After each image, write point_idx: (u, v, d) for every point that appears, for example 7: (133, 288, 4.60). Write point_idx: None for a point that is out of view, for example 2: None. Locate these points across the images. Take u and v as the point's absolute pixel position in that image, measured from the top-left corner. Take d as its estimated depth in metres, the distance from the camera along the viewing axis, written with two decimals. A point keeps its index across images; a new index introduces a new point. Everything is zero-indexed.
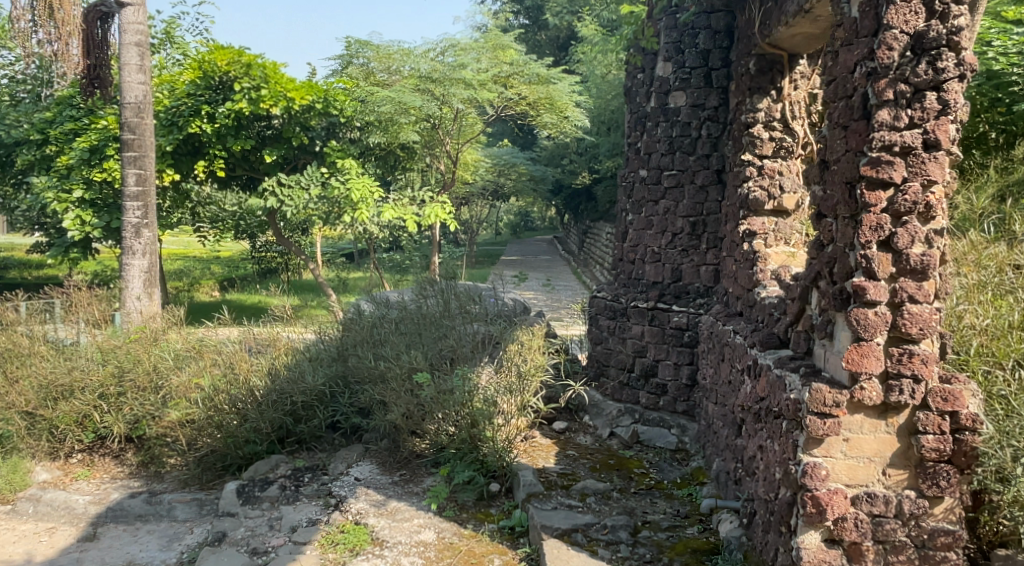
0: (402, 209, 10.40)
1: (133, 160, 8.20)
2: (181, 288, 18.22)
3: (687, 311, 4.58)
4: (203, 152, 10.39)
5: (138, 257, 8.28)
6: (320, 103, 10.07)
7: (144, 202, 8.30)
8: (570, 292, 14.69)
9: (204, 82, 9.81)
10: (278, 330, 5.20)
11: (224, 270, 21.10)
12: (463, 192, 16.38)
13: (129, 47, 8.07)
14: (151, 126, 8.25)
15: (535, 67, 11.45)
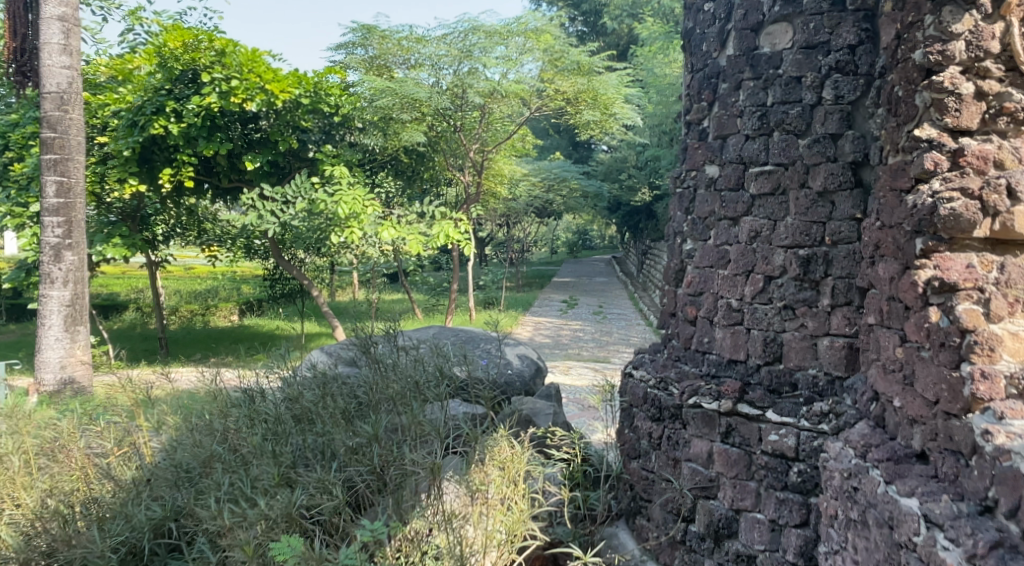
0: (407, 228, 8.89)
1: (53, 164, 6.53)
2: (197, 308, 16.70)
3: (797, 423, 2.46)
4: (172, 158, 8.91)
5: (58, 289, 6.66)
6: (307, 97, 8.57)
7: (67, 217, 6.63)
8: (621, 320, 12.58)
9: (160, 68, 8.36)
10: (89, 433, 3.25)
11: (253, 291, 19.55)
12: (503, 209, 14.36)
13: (49, 22, 6.37)
14: (78, 121, 6.58)
15: (575, 55, 9.38)
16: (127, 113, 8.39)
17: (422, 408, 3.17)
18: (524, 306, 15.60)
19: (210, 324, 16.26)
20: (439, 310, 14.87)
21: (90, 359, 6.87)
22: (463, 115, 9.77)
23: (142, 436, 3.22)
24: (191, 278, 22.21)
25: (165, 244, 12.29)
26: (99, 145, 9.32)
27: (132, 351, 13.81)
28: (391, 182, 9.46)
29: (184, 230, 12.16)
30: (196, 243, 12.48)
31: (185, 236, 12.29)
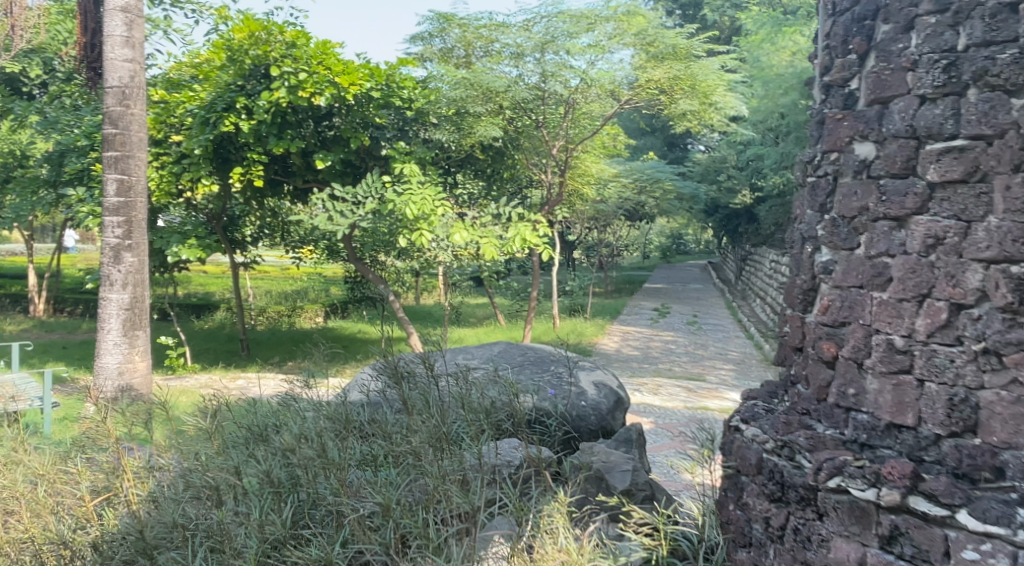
0: (482, 231, 8.56)
1: (114, 159, 6.15)
2: (282, 310, 16.61)
3: (1009, 536, 1.84)
4: (242, 154, 8.78)
5: (117, 292, 6.27)
6: (378, 91, 8.26)
7: (127, 216, 6.23)
8: (718, 332, 11.57)
9: (229, 63, 8.27)
10: (110, 479, 3.42)
11: (340, 293, 19.41)
12: (590, 211, 13.50)
13: (114, 12, 5.98)
14: (140, 116, 6.18)
15: (671, 37, 8.47)
16: (200, 110, 8.30)
17: (451, 460, 2.82)
18: (612, 313, 14.79)
19: (295, 325, 16.12)
20: (522, 317, 14.22)
21: (149, 366, 6.51)
22: (547, 109, 9.12)
23: (127, 485, 3.34)
24: (283, 278, 22.39)
25: (252, 245, 12.20)
26: (177, 144, 8.98)
27: (213, 353, 13.71)
28: (472, 183, 9.16)
29: (270, 233, 12.10)
30: (282, 246, 12.34)
31: (271, 237, 12.18)
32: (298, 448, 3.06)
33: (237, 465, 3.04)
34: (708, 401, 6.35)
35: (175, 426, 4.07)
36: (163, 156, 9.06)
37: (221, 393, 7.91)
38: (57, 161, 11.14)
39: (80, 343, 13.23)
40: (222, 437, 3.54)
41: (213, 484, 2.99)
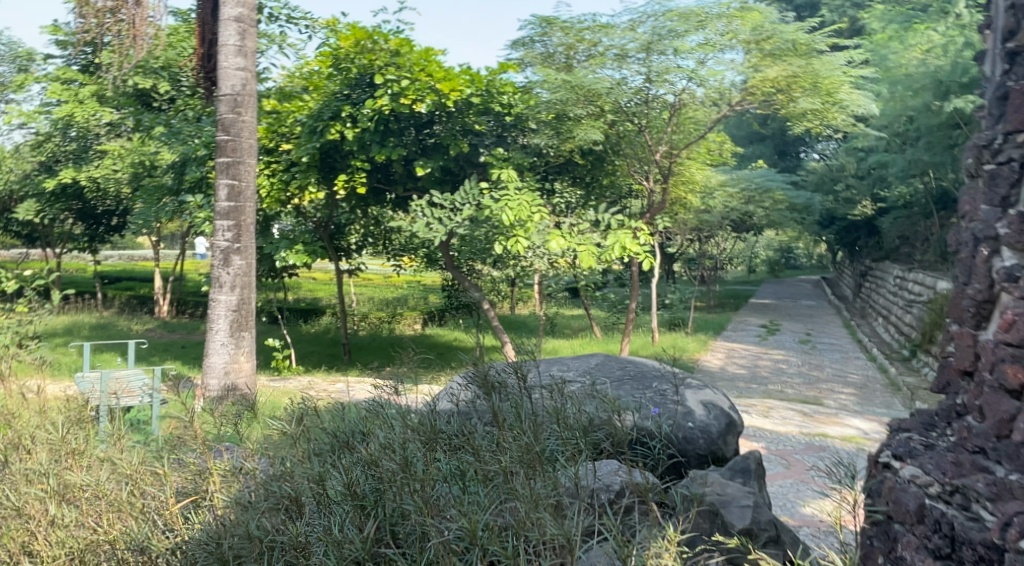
0: (579, 238, 8.38)
1: (227, 166, 7.03)
2: (384, 315, 16.81)
3: None
4: (348, 162, 9.35)
5: (226, 293, 7.17)
6: (478, 96, 8.68)
7: (236, 220, 7.09)
8: (834, 352, 10.87)
9: (336, 71, 8.76)
10: (195, 480, 3.27)
11: (438, 301, 19.50)
12: (693, 222, 12.78)
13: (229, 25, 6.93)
14: (249, 124, 7.02)
15: (790, 32, 7.98)
16: (309, 120, 8.91)
17: (545, 482, 2.53)
18: (716, 328, 14.21)
19: (394, 331, 16.26)
20: (621, 330, 13.87)
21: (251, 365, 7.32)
22: (650, 113, 8.74)
23: (212, 488, 3.17)
24: (385, 285, 22.73)
25: (358, 254, 12.26)
26: (287, 153, 9.61)
27: (317, 355, 13.98)
28: (569, 190, 9.25)
29: (374, 241, 12.13)
30: (387, 253, 12.38)
31: (376, 245, 12.21)
32: (384, 458, 2.86)
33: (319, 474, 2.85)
34: (829, 428, 5.85)
35: (266, 429, 3.90)
36: (275, 165, 9.79)
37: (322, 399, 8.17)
38: (182, 172, 12.09)
39: (197, 343, 13.77)
40: (307, 442, 3.35)
41: (292, 493, 2.81)
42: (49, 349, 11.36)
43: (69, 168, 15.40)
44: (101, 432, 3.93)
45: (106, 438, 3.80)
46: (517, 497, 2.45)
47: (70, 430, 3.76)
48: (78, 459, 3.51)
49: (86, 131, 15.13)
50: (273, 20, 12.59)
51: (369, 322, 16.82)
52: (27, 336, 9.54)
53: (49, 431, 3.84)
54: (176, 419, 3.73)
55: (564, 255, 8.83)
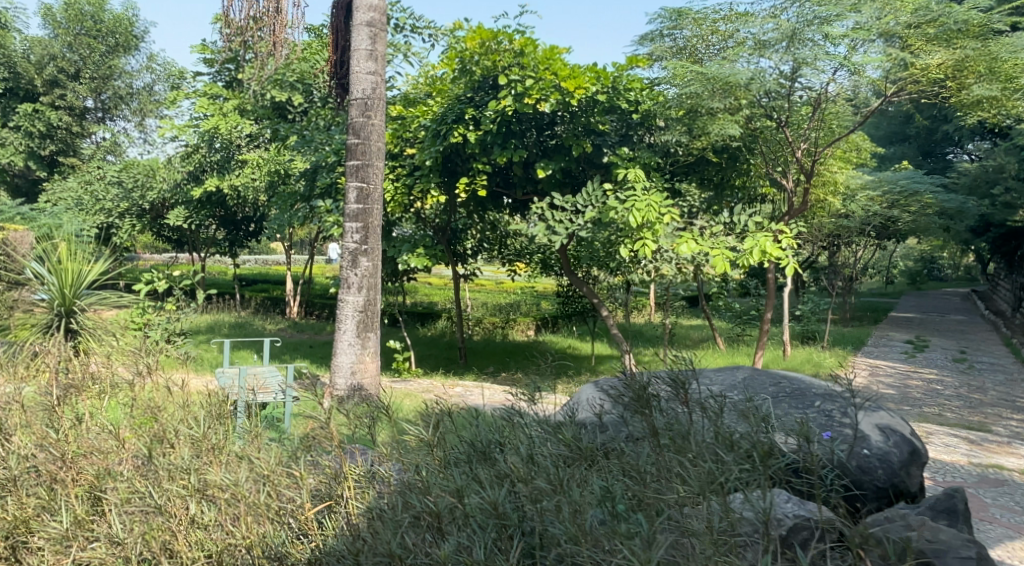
0: (712, 241, 7.94)
1: (356, 170, 7.33)
2: (498, 320, 16.74)
3: None
4: (468, 167, 9.84)
5: (354, 294, 7.48)
6: (604, 93, 9.09)
7: (364, 222, 7.43)
8: (995, 372, 9.93)
9: (462, 72, 9.33)
10: (332, 484, 3.12)
11: (553, 307, 19.33)
12: (829, 229, 12.28)
13: (360, 29, 7.22)
14: (377, 127, 7.20)
15: (961, 12, 7.30)
16: (431, 124, 9.48)
17: (721, 514, 2.27)
18: (854, 343, 13.33)
19: (509, 337, 16.21)
20: (747, 341, 13.24)
21: (376, 366, 7.62)
22: (791, 108, 8.45)
23: (348, 494, 3.01)
24: (499, 291, 22.78)
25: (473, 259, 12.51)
26: (410, 157, 10.26)
27: (436, 358, 14.08)
28: (695, 192, 8.77)
29: (489, 246, 12.32)
30: (502, 260, 12.50)
31: (491, 251, 12.36)
32: (533, 473, 2.64)
33: (460, 486, 2.64)
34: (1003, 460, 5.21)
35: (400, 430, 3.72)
36: (399, 169, 10.37)
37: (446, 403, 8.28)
38: (312, 178, 12.43)
39: (325, 343, 14.15)
40: (444, 452, 3.14)
41: (433, 505, 2.61)
42: (192, 344, 11.92)
43: (212, 176, 16.23)
44: (239, 429, 3.90)
45: (243, 434, 3.76)
46: (693, 530, 2.20)
47: (208, 426, 3.74)
48: (215, 455, 3.46)
49: (228, 142, 15.95)
50: (399, 29, 12.83)
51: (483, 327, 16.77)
52: (173, 333, 10.03)
53: (190, 425, 3.83)
54: (312, 418, 3.67)
55: (692, 258, 8.46)
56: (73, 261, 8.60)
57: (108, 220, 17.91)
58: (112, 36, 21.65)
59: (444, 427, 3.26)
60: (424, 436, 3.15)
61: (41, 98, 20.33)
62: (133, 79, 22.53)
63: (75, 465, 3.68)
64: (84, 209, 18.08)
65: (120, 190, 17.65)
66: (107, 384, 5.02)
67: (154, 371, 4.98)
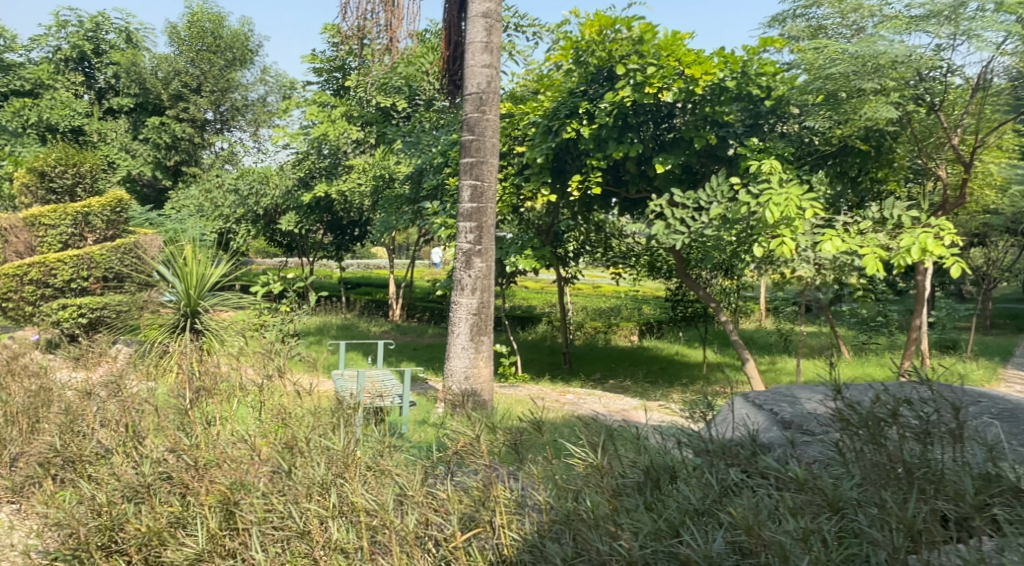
0: (861, 239, 7.27)
1: (470, 167, 7.24)
2: (599, 324, 16.54)
3: None
4: (583, 165, 9.94)
5: (467, 296, 7.33)
6: (733, 80, 8.69)
7: (478, 221, 7.27)
8: None
9: (577, 65, 9.51)
10: (473, 505, 2.82)
11: (656, 311, 18.97)
12: (967, 226, 11.51)
13: (475, 20, 7.13)
14: (493, 122, 7.17)
15: None
16: (545, 121, 9.63)
17: None
18: (996, 352, 12.40)
19: (611, 343, 16.02)
20: (873, 348, 12.51)
21: (490, 370, 7.46)
22: (943, 87, 7.96)
23: (499, 521, 2.71)
24: (599, 295, 22.58)
25: (574, 261, 13.44)
26: (519, 155, 10.52)
27: (541, 364, 13.94)
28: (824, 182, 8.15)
29: (591, 248, 13.29)
30: (603, 261, 13.51)
31: (594, 253, 13.36)
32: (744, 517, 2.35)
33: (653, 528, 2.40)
34: None
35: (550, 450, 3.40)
36: (506, 169, 10.62)
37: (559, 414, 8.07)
38: (418, 181, 12.53)
39: (430, 346, 14.17)
40: (612, 479, 2.81)
41: (625, 553, 2.33)
42: (305, 346, 12.07)
43: (320, 181, 16.53)
44: (372, 436, 3.73)
45: (376, 444, 3.57)
46: None
47: (343, 436, 3.58)
48: (351, 466, 3.26)
49: (335, 148, 16.31)
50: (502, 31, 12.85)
51: (587, 332, 16.52)
52: (287, 333, 10.20)
53: (324, 432, 3.69)
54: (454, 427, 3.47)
55: (835, 258, 7.83)
56: (198, 263, 8.72)
57: (226, 226, 18.25)
58: (230, 51, 22.10)
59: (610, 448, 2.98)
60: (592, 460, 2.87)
61: (166, 112, 21.29)
62: (249, 91, 23.00)
63: (211, 472, 3.59)
64: (205, 215, 18.62)
65: (237, 197, 18.21)
66: (235, 386, 4.94)
67: (284, 371, 4.88)
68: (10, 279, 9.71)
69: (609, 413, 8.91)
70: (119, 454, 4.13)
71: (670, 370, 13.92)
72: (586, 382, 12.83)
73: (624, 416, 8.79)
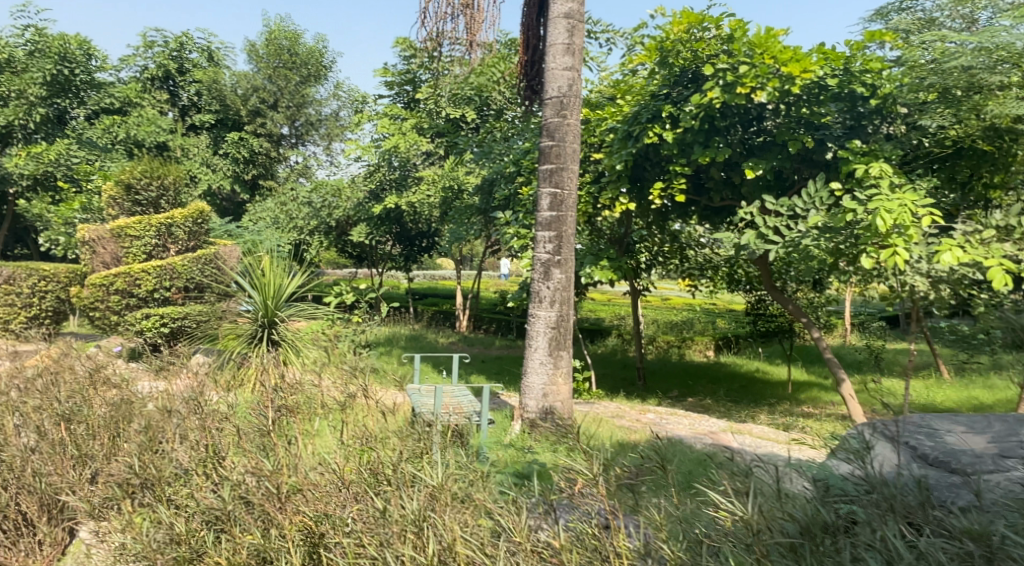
0: (983, 248, 6.68)
1: (550, 173, 6.92)
2: (674, 338, 16.01)
3: None
4: (665, 172, 9.54)
5: (546, 309, 6.98)
6: (834, 77, 8.23)
7: (558, 231, 6.94)
8: None
9: (661, 65, 9.06)
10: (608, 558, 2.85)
11: (731, 326, 18.35)
12: None
13: (557, 21, 6.84)
14: (575, 126, 6.85)
15: None
16: (625, 126, 9.27)
17: None
18: None
19: (687, 358, 15.48)
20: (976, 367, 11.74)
21: (569, 388, 7.08)
22: None
23: None
24: (670, 308, 22.03)
25: (646, 272, 13.05)
26: (596, 164, 10.19)
27: (615, 380, 13.51)
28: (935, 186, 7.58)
29: (665, 258, 12.97)
30: (676, 271, 13.16)
31: (666, 264, 12.91)
32: None
33: None
34: None
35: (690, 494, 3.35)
36: (583, 178, 10.30)
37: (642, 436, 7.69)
38: (489, 191, 12.30)
39: (501, 359, 13.90)
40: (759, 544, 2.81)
41: None
42: (377, 358, 11.90)
43: (391, 193, 16.45)
44: (463, 468, 3.50)
45: (469, 480, 3.34)
46: None
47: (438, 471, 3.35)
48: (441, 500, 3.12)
49: (405, 159, 16.25)
50: None
51: (661, 346, 16.01)
52: (359, 344, 10.06)
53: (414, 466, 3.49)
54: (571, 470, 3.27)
55: (954, 269, 7.20)
56: (275, 273, 8.65)
57: (300, 237, 18.12)
58: (305, 67, 22.69)
59: (759, 498, 2.99)
60: (743, 513, 2.90)
61: (245, 127, 21.66)
62: (322, 106, 23.31)
63: (296, 503, 3.40)
64: (278, 226, 18.43)
65: (310, 210, 18.31)
66: (313, 399, 4.75)
67: (368, 391, 4.66)
68: (96, 289, 9.83)
69: (697, 434, 8.46)
70: (199, 473, 3.95)
71: (752, 387, 13.29)
72: (665, 400, 12.33)
73: (713, 438, 8.33)
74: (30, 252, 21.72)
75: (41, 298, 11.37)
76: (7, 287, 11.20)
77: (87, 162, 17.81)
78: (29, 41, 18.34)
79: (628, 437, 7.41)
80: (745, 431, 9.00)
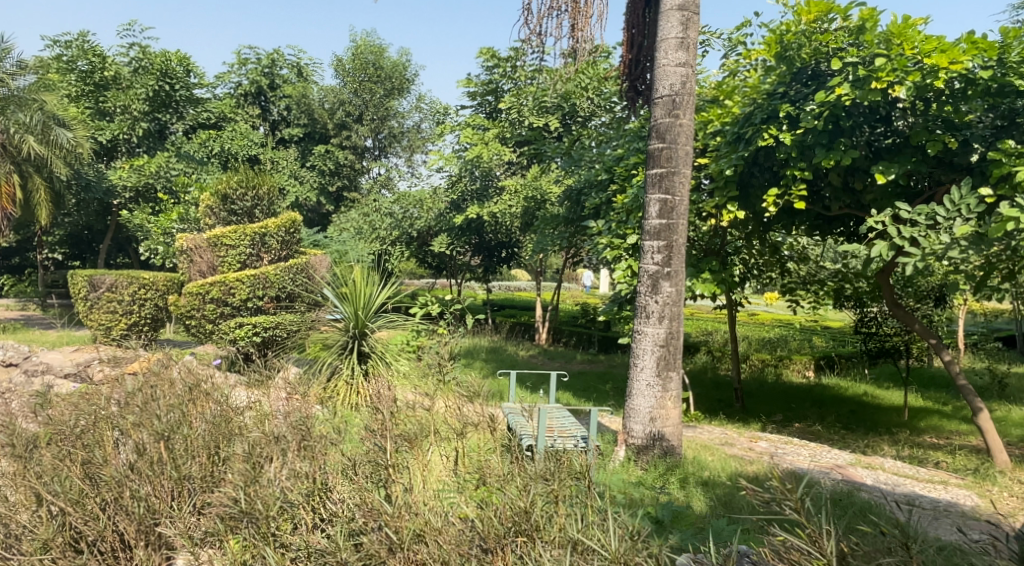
0: None
1: (659, 178, 6.35)
2: (769, 357, 15.08)
3: None
4: (780, 178, 8.79)
5: (653, 325, 6.39)
6: (986, 70, 7.35)
7: (668, 241, 6.35)
8: None
9: (781, 60, 8.31)
10: None
11: (829, 344, 17.30)
12: None
13: (670, 14, 6.29)
14: (688, 127, 6.27)
15: None
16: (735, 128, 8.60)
17: None
18: None
19: (784, 379, 14.54)
20: None
21: (679, 412, 6.48)
22: None
23: None
24: (760, 323, 21.05)
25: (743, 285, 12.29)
26: (700, 171, 9.53)
27: (712, 403, 12.73)
28: None
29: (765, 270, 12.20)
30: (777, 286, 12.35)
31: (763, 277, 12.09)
32: None
33: None
34: None
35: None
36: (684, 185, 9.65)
37: (760, 468, 7.00)
38: (578, 201, 11.78)
39: (589, 375, 13.30)
40: None
41: None
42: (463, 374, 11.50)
43: (473, 204, 16.12)
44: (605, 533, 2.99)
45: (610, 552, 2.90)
46: None
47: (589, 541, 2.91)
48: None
49: (488, 170, 15.90)
50: None
51: (757, 364, 15.13)
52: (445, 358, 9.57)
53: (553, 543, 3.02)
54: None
55: None
56: (364, 283, 8.28)
57: (383, 248, 18.13)
58: (389, 81, 22.77)
59: None
60: None
61: (331, 140, 21.83)
62: (404, 119, 23.36)
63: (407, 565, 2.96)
64: (362, 236, 18.51)
65: (393, 220, 18.15)
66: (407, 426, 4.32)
67: (468, 423, 4.20)
68: (193, 298, 9.73)
69: (822, 469, 7.68)
70: (306, 513, 3.59)
71: (863, 413, 12.31)
72: (769, 425, 11.50)
73: (841, 474, 7.55)
74: (131, 260, 22.31)
75: (140, 306, 11.39)
76: (109, 294, 11.27)
77: (185, 174, 18.16)
78: (134, 59, 18.82)
79: (746, 469, 6.71)
80: (874, 467, 8.18)
